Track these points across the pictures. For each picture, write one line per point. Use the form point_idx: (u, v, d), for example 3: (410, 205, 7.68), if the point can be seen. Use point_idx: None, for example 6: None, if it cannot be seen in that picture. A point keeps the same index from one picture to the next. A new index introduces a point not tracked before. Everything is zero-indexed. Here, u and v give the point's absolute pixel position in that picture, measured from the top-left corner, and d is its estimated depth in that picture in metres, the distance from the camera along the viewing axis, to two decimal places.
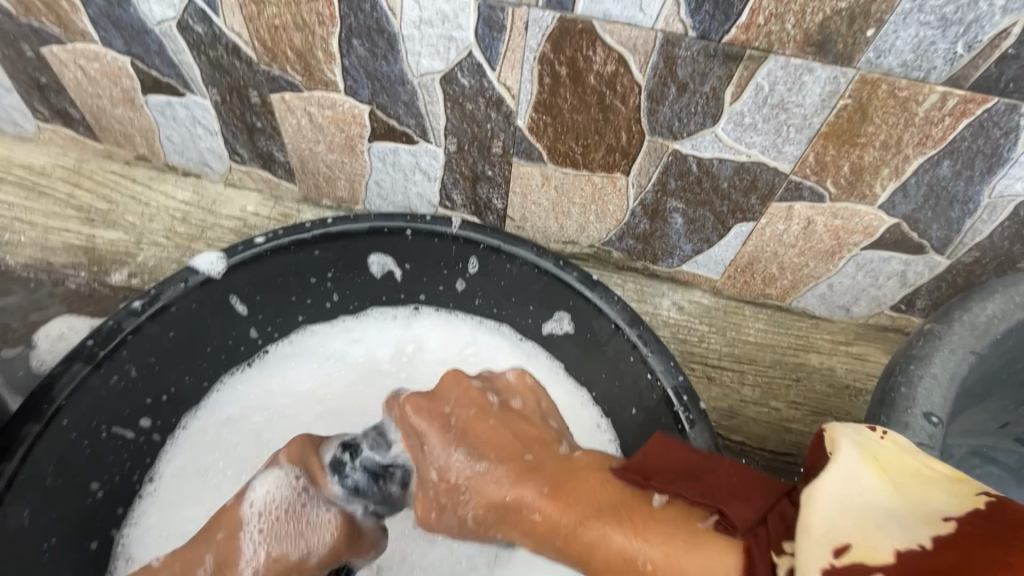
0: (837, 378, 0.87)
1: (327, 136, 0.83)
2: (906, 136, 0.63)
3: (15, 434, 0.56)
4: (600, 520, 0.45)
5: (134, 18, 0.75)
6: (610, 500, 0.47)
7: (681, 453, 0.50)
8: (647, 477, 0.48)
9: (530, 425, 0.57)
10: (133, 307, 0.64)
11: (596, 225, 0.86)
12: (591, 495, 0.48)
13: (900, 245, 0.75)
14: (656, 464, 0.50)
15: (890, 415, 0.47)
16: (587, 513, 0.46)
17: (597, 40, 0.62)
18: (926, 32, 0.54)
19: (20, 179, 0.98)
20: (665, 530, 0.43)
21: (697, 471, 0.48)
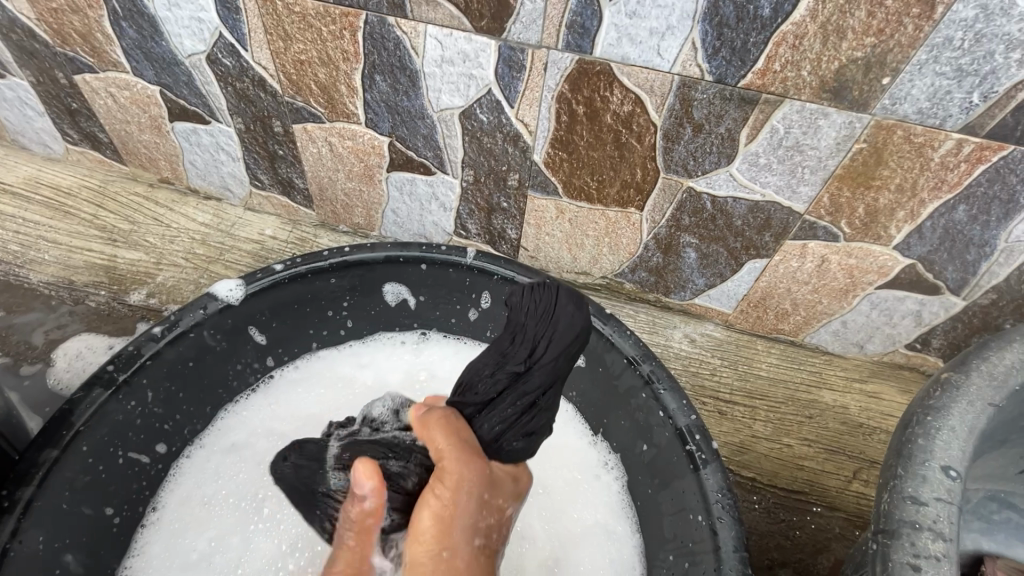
0: (850, 416, 0.86)
1: (346, 165, 0.85)
2: (921, 180, 0.64)
3: (32, 460, 0.57)
4: (458, 536, 0.49)
5: (165, 50, 0.77)
6: (463, 522, 0.49)
7: (477, 508, 0.50)
8: (473, 523, 0.50)
9: (475, 462, 0.50)
10: (153, 333, 0.66)
11: (609, 257, 0.86)
12: (460, 524, 0.49)
13: (915, 286, 0.75)
14: (480, 510, 0.50)
15: (907, 467, 0.45)
16: (446, 543, 0.48)
17: (615, 81, 0.64)
18: (941, 81, 0.55)
19: (47, 198, 1.01)
20: (455, 545, 0.49)
21: (481, 529, 0.51)
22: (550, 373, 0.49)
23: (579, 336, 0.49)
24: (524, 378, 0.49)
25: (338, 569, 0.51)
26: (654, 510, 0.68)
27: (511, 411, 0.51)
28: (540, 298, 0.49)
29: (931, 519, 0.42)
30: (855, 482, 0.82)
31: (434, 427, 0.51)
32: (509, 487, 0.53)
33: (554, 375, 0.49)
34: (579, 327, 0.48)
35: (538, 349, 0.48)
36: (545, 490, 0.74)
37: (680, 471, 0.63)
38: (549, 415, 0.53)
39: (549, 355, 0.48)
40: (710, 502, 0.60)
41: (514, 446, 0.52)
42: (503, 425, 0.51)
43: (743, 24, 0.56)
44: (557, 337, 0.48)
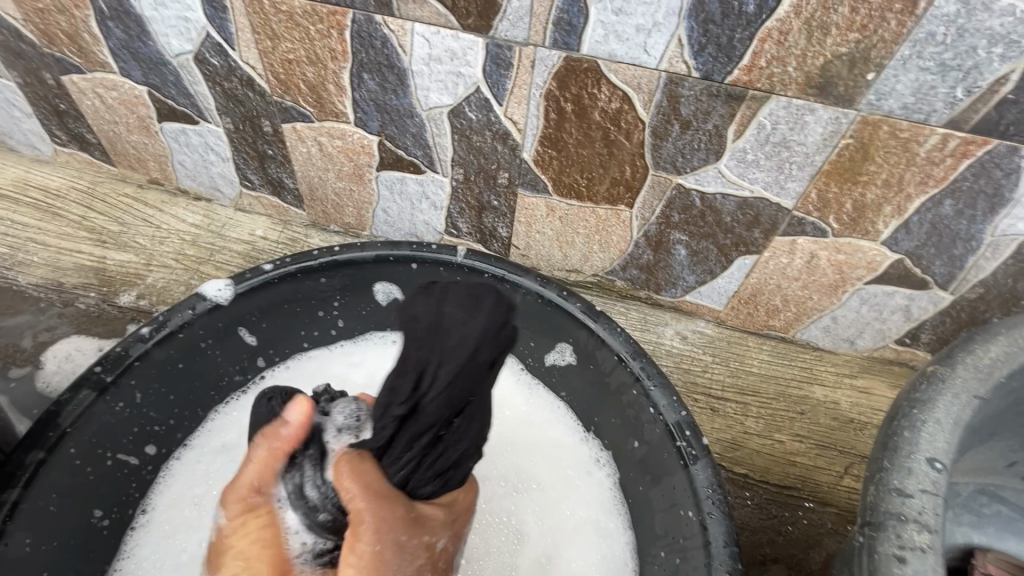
0: (841, 411, 0.86)
1: (336, 165, 0.85)
2: (907, 175, 0.64)
3: (20, 461, 0.57)
4: None
5: (152, 50, 0.77)
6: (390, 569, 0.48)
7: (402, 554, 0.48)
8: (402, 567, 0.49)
9: (391, 511, 0.47)
10: (141, 333, 0.66)
11: (600, 255, 0.87)
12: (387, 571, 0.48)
13: (903, 281, 0.76)
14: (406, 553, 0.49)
15: (894, 460, 0.46)
16: None
17: (603, 79, 0.64)
18: (925, 76, 0.56)
19: (35, 200, 1.00)
20: None
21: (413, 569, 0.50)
22: (444, 407, 0.45)
23: (480, 355, 0.45)
24: (415, 416, 0.45)
25: (242, 509, 0.54)
26: (646, 506, 0.68)
27: (412, 451, 0.47)
28: (425, 318, 0.46)
29: (917, 511, 0.43)
30: (846, 478, 0.82)
31: (345, 473, 0.48)
32: (437, 522, 0.50)
33: (448, 408, 0.45)
34: (474, 341, 0.45)
35: (428, 379, 0.44)
36: (538, 486, 0.74)
37: (671, 468, 0.63)
38: (460, 450, 0.49)
39: (438, 387, 0.44)
40: (701, 497, 0.60)
41: (426, 487, 0.49)
42: (411, 464, 0.48)
43: (729, 21, 0.56)
44: (447, 364, 0.44)
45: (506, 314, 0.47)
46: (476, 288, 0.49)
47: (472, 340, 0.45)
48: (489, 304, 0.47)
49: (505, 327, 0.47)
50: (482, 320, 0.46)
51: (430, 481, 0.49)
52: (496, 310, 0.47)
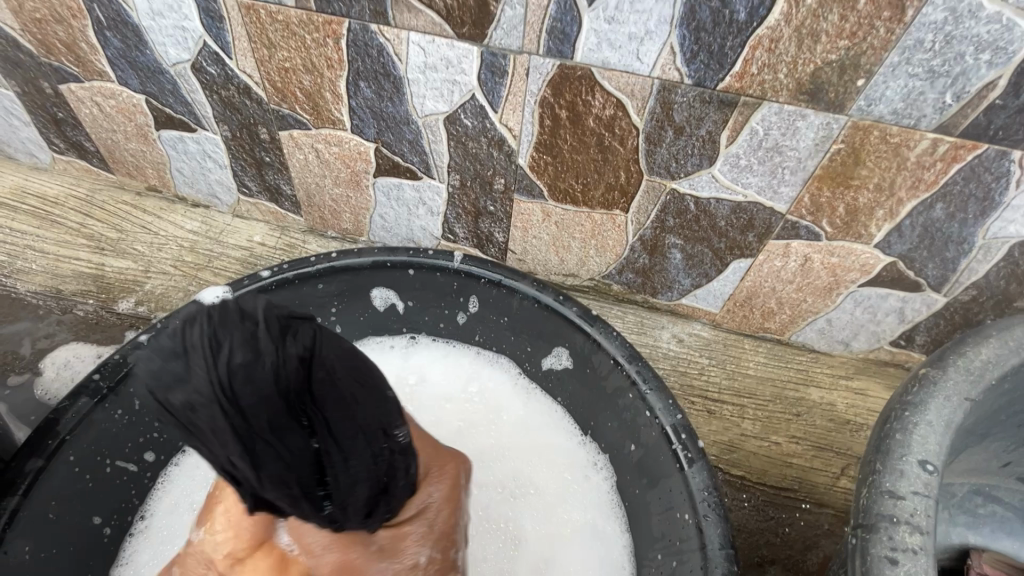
0: (838, 413, 0.87)
1: (333, 171, 0.85)
2: (899, 179, 0.65)
3: (20, 470, 0.57)
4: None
5: (149, 59, 0.78)
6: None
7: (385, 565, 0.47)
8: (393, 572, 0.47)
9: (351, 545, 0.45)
10: (139, 341, 0.66)
11: (596, 259, 0.87)
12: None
13: (896, 283, 0.76)
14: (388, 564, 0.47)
15: (885, 462, 0.46)
16: None
17: (597, 85, 0.64)
18: (914, 82, 0.56)
19: (33, 208, 1.00)
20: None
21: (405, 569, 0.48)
22: (282, 486, 0.37)
23: (255, 422, 0.34)
24: (272, 503, 0.39)
25: None
26: (643, 509, 0.68)
27: (322, 520, 0.40)
28: (169, 417, 0.36)
29: (908, 513, 0.43)
30: (843, 479, 0.82)
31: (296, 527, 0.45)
32: (407, 532, 0.47)
33: (287, 484, 0.37)
34: (222, 417, 0.33)
35: (242, 475, 0.37)
36: (536, 490, 0.75)
37: (668, 470, 0.64)
38: (360, 484, 0.39)
39: (256, 479, 0.36)
40: (696, 500, 0.60)
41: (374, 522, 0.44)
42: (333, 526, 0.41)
43: (720, 28, 0.57)
44: (233, 454, 0.35)
45: (239, 346, 0.33)
46: (175, 330, 0.35)
47: (222, 414, 0.33)
48: (207, 347, 0.33)
49: (252, 366, 0.33)
50: (210, 392, 0.33)
51: (372, 518, 0.43)
52: (221, 354, 0.33)
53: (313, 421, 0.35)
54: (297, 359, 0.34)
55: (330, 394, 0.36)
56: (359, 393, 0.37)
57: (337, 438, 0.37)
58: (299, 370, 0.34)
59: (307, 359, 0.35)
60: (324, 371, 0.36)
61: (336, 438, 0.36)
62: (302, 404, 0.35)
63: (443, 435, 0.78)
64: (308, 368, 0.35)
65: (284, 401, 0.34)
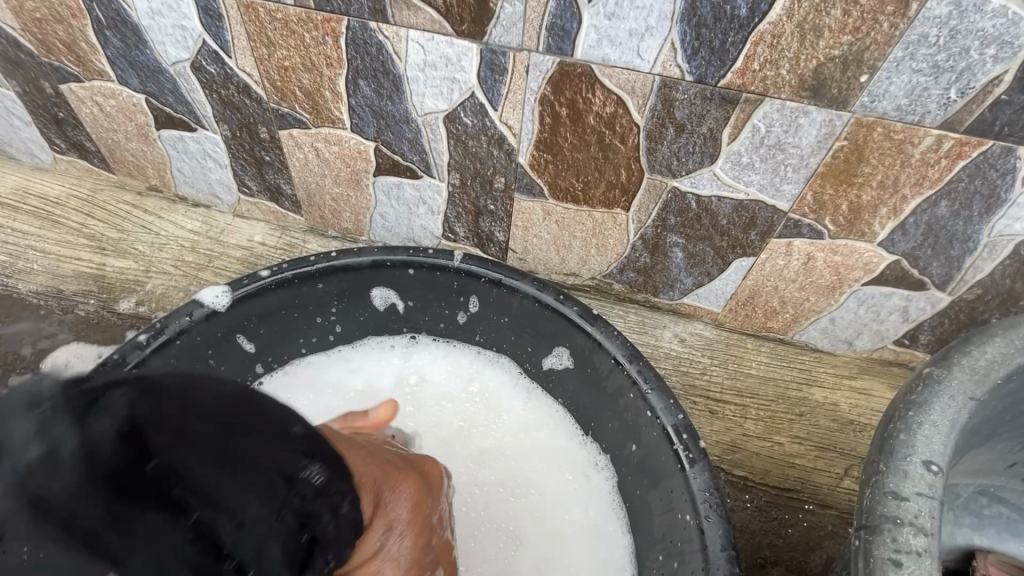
0: (842, 413, 0.86)
1: (333, 170, 0.85)
2: (903, 176, 0.64)
3: None
4: None
5: (149, 58, 0.77)
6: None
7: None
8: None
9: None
10: (138, 341, 0.66)
11: (597, 258, 0.87)
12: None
13: (900, 282, 0.76)
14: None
15: (889, 463, 0.45)
16: None
17: (597, 83, 0.64)
18: (918, 78, 0.56)
19: (35, 208, 1.00)
20: None
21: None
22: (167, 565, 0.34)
23: (100, 507, 0.32)
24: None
25: None
26: (644, 510, 0.67)
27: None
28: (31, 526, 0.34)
29: (912, 515, 0.42)
30: (845, 479, 0.82)
31: None
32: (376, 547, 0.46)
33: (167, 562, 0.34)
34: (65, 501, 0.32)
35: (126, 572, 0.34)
36: (537, 491, 0.74)
37: (669, 471, 0.63)
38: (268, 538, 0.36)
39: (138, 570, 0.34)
40: (698, 501, 0.59)
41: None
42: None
43: (721, 24, 0.56)
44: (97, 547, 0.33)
45: (43, 437, 0.32)
46: (8, 413, 0.33)
47: (62, 508, 0.32)
48: (27, 445, 0.32)
49: (54, 456, 0.31)
50: (53, 479, 0.31)
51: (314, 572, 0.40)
52: (32, 449, 0.32)
53: (177, 492, 0.33)
54: (117, 434, 0.32)
55: (187, 459, 0.33)
56: (232, 447, 0.35)
57: (215, 500, 0.34)
58: (128, 446, 0.32)
59: (131, 429, 0.32)
60: (168, 437, 0.33)
61: (215, 500, 0.34)
62: (148, 478, 0.33)
63: (444, 435, 0.78)
64: (146, 439, 0.33)
65: (112, 487, 0.32)
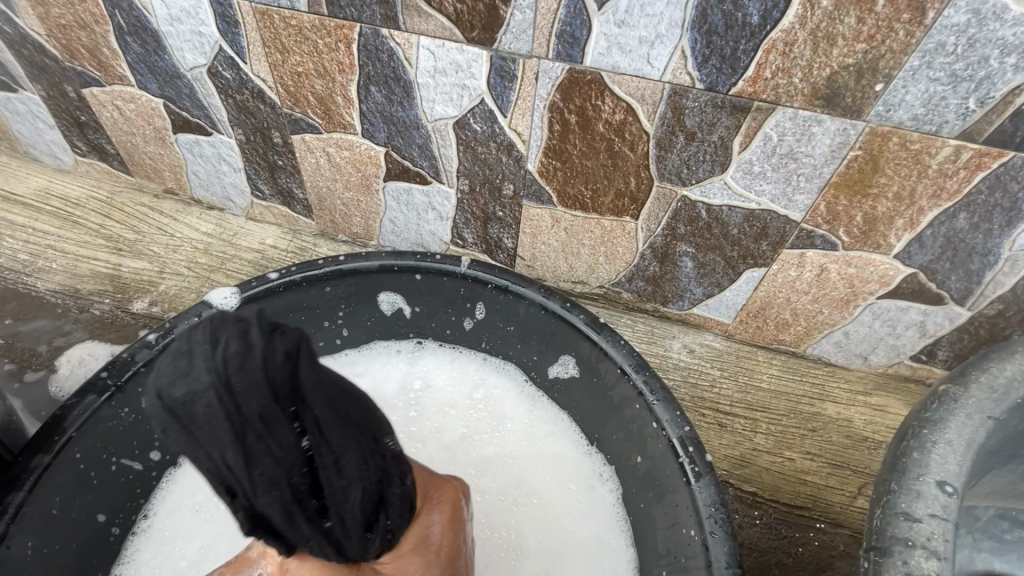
0: (855, 429, 0.84)
1: (344, 175, 0.86)
2: (920, 188, 0.62)
3: (25, 465, 0.57)
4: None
5: (168, 64, 0.79)
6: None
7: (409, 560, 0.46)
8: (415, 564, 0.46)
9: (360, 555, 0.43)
10: (148, 340, 0.66)
11: (606, 266, 0.86)
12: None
13: (917, 295, 0.74)
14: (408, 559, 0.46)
15: (902, 482, 0.44)
16: None
17: (606, 90, 0.64)
18: (936, 87, 0.55)
19: (56, 209, 1.03)
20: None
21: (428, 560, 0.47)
22: (274, 489, 0.35)
23: (247, 410, 0.33)
24: (269, 515, 0.37)
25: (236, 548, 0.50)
26: (649, 523, 0.66)
27: (319, 535, 0.39)
28: (170, 421, 0.34)
29: (925, 537, 0.41)
30: (859, 498, 0.79)
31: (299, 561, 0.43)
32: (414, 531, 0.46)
33: (278, 486, 0.35)
34: (224, 403, 0.33)
35: (236, 481, 0.35)
36: (540, 500, 0.73)
37: (674, 484, 0.62)
38: (358, 484, 0.38)
39: (248, 481, 0.35)
40: (702, 516, 0.58)
41: (371, 542, 0.42)
42: (330, 543, 0.40)
43: (732, 32, 0.56)
44: (228, 450, 0.33)
45: (233, 339, 0.34)
46: (214, 320, 0.35)
47: (218, 403, 0.33)
48: (206, 344, 0.34)
49: (245, 354, 0.33)
50: (221, 380, 0.33)
51: (372, 533, 0.42)
52: (215, 347, 0.33)
53: (303, 417, 0.35)
54: (284, 354, 0.35)
55: (318, 393, 0.36)
56: (345, 397, 0.38)
57: (326, 435, 0.36)
58: (286, 365, 0.35)
59: (295, 355, 0.35)
60: (311, 371, 0.36)
61: (325, 435, 0.36)
62: (289, 397, 0.35)
63: (446, 442, 0.78)
64: (295, 363, 0.35)
65: (271, 394, 0.34)
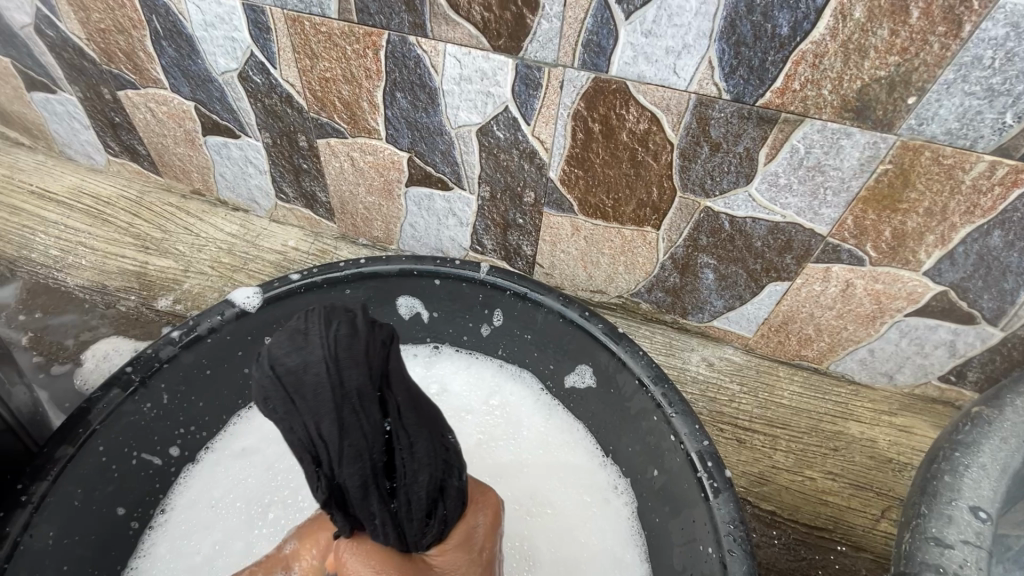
0: (879, 450, 0.81)
1: (367, 180, 0.87)
2: (952, 204, 0.61)
3: (49, 456, 0.58)
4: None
5: (200, 68, 0.81)
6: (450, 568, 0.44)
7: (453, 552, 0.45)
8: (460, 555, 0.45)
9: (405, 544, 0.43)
10: (172, 336, 0.68)
11: (625, 276, 0.85)
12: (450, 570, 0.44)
13: (947, 314, 0.72)
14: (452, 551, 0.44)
15: (932, 506, 0.43)
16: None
17: (631, 99, 0.64)
18: (971, 101, 0.53)
19: (88, 207, 1.06)
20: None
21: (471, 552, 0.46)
22: (357, 461, 0.37)
23: (348, 384, 0.36)
24: (346, 489, 0.38)
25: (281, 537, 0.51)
26: (665, 538, 0.65)
27: (386, 515, 0.39)
28: (276, 389, 0.37)
29: (958, 564, 0.39)
30: (883, 521, 0.77)
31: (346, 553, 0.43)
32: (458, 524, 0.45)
33: (361, 460, 0.37)
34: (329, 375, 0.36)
35: (323, 452, 0.37)
36: (553, 511, 0.72)
37: (692, 500, 0.61)
38: (429, 471, 0.39)
39: (335, 451, 0.36)
40: (721, 534, 0.56)
41: (428, 531, 0.42)
42: (393, 525, 0.40)
43: (761, 43, 0.55)
44: (326, 419, 0.36)
45: (342, 322, 0.38)
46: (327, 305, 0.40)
47: (326, 374, 0.36)
48: (320, 322, 0.38)
49: (352, 335, 0.37)
50: (330, 354, 0.36)
51: (431, 523, 0.41)
52: (327, 325, 0.37)
53: (389, 400, 0.37)
54: (383, 341, 0.38)
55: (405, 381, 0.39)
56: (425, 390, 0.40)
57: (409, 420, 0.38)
58: (383, 351, 0.38)
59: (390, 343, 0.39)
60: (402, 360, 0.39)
61: (405, 419, 0.38)
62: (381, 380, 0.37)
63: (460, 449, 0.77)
64: (388, 350, 0.39)
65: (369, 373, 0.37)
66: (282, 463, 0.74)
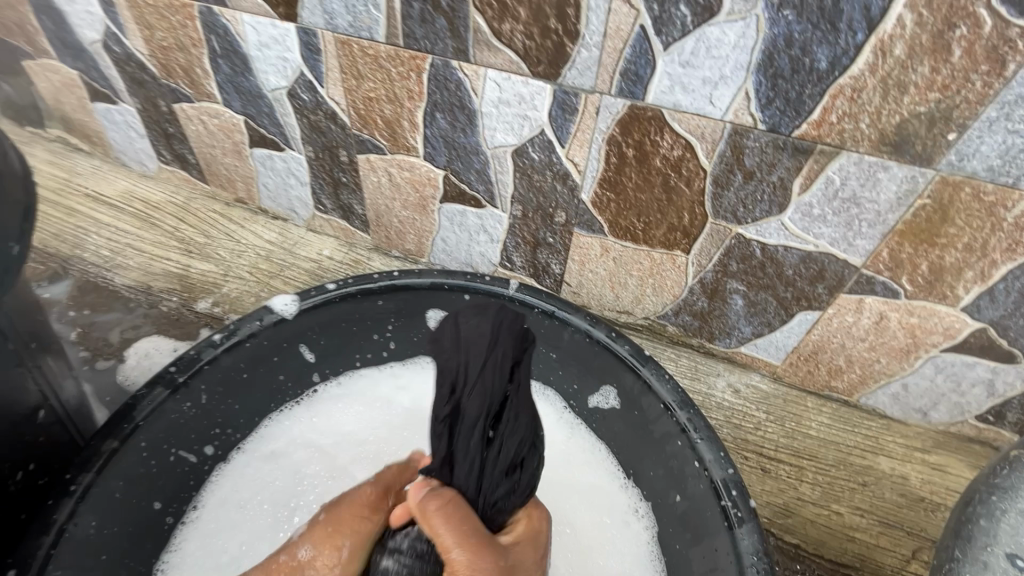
0: (910, 489, 0.80)
1: (402, 195, 0.90)
2: (993, 240, 0.60)
3: (96, 449, 0.63)
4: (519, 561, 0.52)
5: (252, 85, 0.86)
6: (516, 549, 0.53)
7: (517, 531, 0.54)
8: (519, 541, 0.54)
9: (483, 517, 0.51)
10: (213, 339, 0.71)
11: (652, 298, 0.85)
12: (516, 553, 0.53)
13: (986, 351, 0.70)
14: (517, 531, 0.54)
15: (967, 552, 0.45)
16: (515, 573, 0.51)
17: (666, 126, 0.65)
18: (1014, 139, 0.53)
19: (138, 211, 1.12)
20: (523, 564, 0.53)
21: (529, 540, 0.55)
22: (486, 396, 0.50)
23: (504, 345, 0.51)
24: (463, 415, 0.50)
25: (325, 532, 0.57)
26: (684, 566, 0.65)
27: (478, 454, 0.50)
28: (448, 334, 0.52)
29: None
30: (913, 562, 0.75)
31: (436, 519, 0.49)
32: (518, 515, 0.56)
33: (487, 398, 0.50)
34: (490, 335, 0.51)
35: (462, 381, 0.50)
36: (572, 531, 0.70)
37: (714, 528, 0.62)
38: (521, 435, 0.52)
39: (473, 381, 0.49)
40: (745, 562, 0.58)
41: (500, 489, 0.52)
42: (479, 466, 0.51)
43: (799, 76, 0.56)
44: (476, 357, 0.50)
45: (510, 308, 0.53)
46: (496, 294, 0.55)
47: (489, 332, 0.51)
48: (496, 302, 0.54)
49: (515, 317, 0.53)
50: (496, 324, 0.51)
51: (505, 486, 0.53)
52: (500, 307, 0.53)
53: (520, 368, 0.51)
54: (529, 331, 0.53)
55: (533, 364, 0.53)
56: None
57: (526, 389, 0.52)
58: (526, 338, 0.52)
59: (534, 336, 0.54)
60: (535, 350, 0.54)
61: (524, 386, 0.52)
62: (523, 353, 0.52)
63: None
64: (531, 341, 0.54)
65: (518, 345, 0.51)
66: (309, 468, 0.74)
